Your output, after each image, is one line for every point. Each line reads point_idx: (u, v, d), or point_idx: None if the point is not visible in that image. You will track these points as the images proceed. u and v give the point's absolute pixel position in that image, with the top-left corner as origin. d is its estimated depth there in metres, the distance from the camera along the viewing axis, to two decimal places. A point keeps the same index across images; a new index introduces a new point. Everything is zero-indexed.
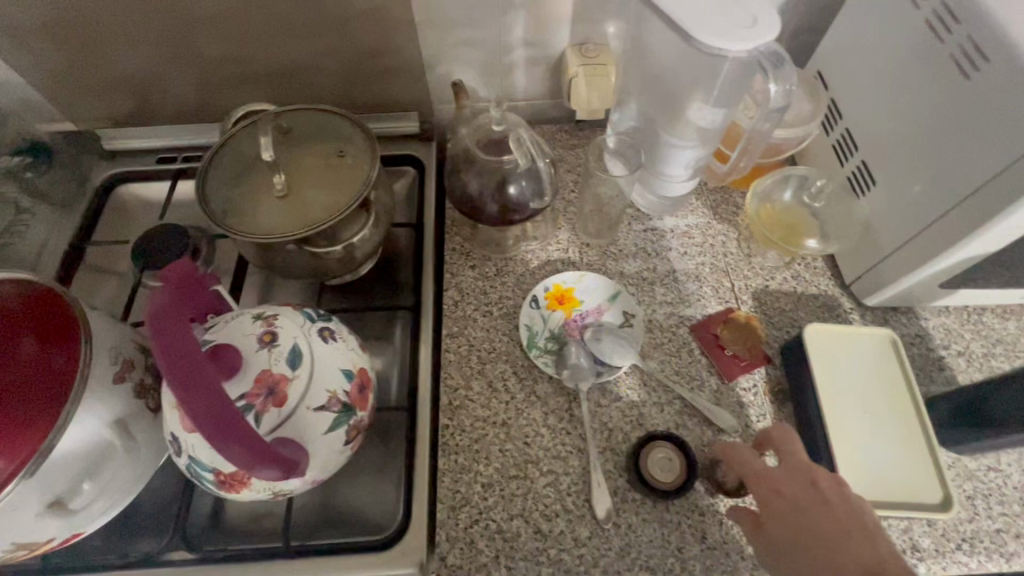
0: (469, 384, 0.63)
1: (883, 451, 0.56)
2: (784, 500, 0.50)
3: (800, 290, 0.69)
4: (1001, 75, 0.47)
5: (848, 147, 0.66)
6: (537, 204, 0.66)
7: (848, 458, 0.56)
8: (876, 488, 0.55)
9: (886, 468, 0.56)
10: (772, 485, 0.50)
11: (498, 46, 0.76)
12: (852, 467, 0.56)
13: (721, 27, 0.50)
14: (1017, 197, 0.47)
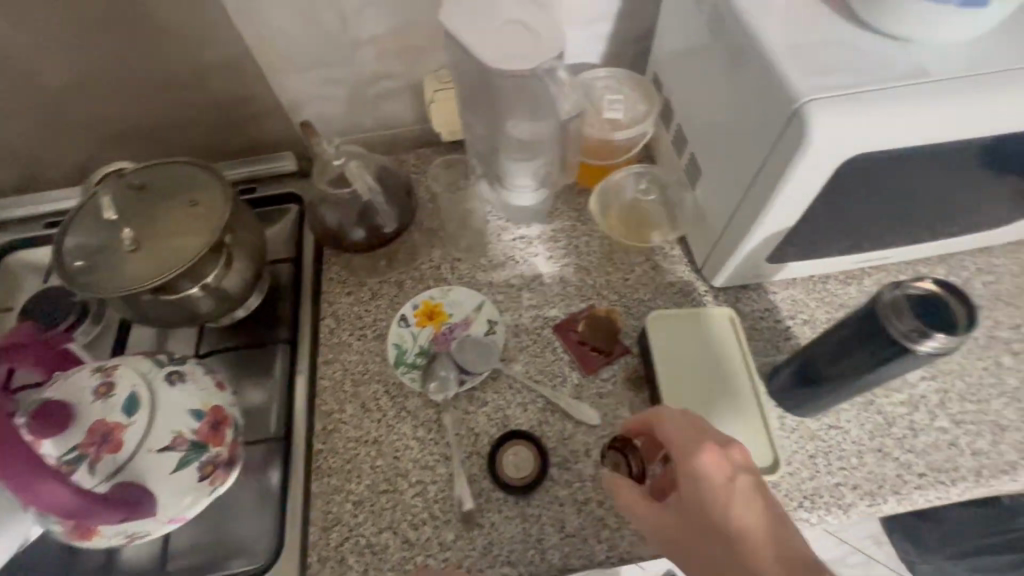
0: (343, 407, 0.66)
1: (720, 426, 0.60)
2: (697, 487, 0.45)
3: (659, 279, 0.73)
4: (753, 72, 0.51)
5: (681, 142, 0.70)
6: (387, 232, 0.69)
7: None
8: None
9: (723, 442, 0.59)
10: (697, 470, 0.46)
11: (358, 81, 0.79)
12: None
13: (504, 49, 0.54)
14: (776, 184, 0.52)
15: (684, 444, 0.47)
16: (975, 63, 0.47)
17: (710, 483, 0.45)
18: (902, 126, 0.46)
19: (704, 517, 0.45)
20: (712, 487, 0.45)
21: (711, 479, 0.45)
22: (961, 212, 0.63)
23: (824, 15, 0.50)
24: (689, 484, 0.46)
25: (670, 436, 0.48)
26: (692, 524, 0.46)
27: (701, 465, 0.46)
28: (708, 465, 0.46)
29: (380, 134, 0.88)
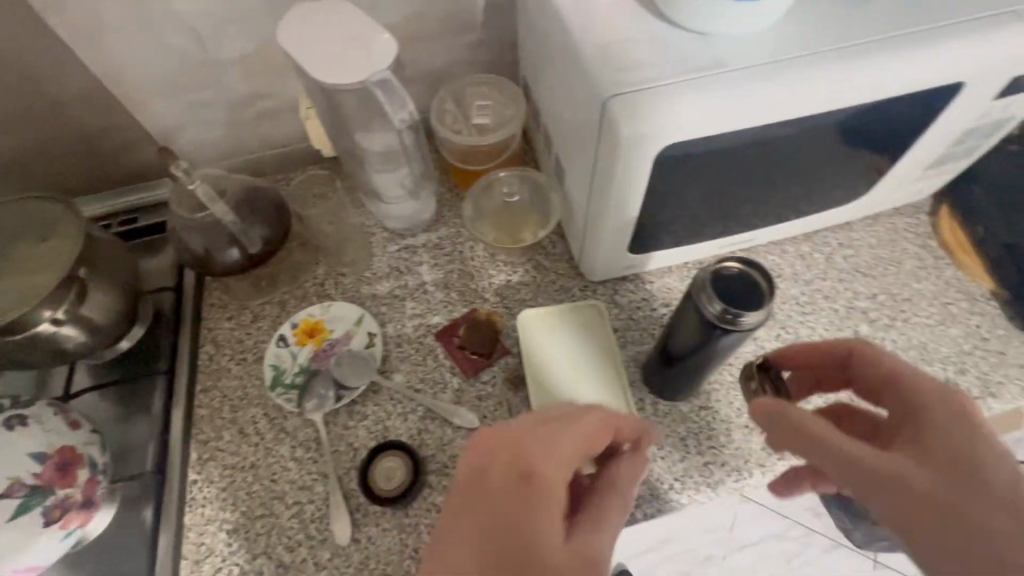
0: (219, 435, 0.65)
1: None
2: (954, 432, 0.37)
3: (540, 278, 0.73)
4: (577, 76, 0.54)
5: (548, 142, 0.71)
6: (252, 249, 0.67)
7: None
8: None
9: None
10: (956, 421, 0.38)
11: (232, 102, 0.77)
12: None
13: (335, 66, 0.55)
14: (606, 178, 0.54)
15: (944, 397, 0.39)
16: (770, 52, 0.51)
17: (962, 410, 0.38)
18: (707, 115, 0.49)
19: (947, 468, 0.35)
20: (958, 439, 0.37)
21: (984, 438, 0.36)
22: (808, 191, 0.66)
23: (639, 14, 0.54)
24: (942, 433, 0.37)
25: (910, 387, 0.41)
26: (919, 478, 0.35)
27: (948, 422, 0.38)
28: (961, 422, 0.38)
29: (266, 153, 0.85)
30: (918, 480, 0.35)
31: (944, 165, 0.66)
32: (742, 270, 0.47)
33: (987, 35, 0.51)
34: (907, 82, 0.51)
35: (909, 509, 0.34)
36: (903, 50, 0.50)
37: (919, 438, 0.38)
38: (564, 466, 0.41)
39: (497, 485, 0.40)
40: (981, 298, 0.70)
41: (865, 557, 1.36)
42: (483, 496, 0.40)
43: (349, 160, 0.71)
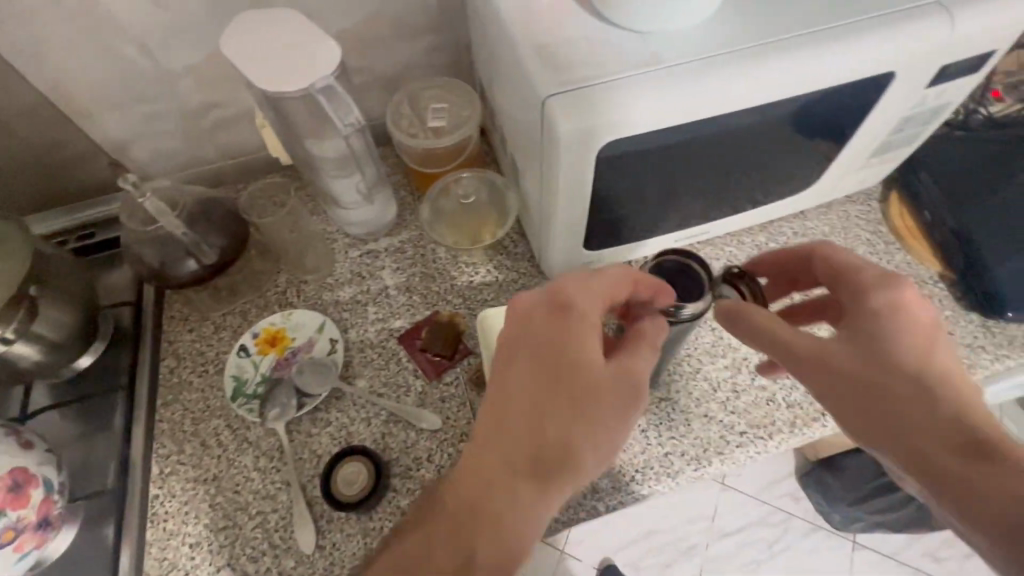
0: (181, 448, 0.65)
1: None
2: (888, 321, 0.45)
3: (502, 278, 0.74)
4: (522, 76, 0.54)
5: (504, 142, 0.72)
6: (208, 260, 0.67)
7: None
8: None
9: None
10: (887, 308, 0.45)
11: (186, 113, 0.76)
12: None
13: (278, 73, 0.55)
14: (553, 176, 0.55)
15: (881, 288, 0.46)
16: (706, 48, 0.52)
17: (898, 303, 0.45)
18: (645, 109, 0.50)
19: (874, 353, 0.44)
20: (881, 328, 0.44)
21: (906, 323, 0.44)
22: (758, 182, 0.67)
23: (579, 15, 0.55)
24: (871, 322, 0.45)
25: (858, 281, 0.47)
26: (851, 364, 0.44)
27: (877, 314, 0.45)
28: (889, 312, 0.45)
29: (226, 163, 0.85)
30: (846, 367, 0.44)
31: (887, 153, 0.68)
32: (681, 261, 0.49)
33: (915, 23, 0.52)
34: (840, 72, 0.53)
35: (838, 392, 0.44)
36: (835, 41, 0.52)
37: (855, 328, 0.46)
38: (593, 318, 0.46)
39: (538, 345, 0.45)
40: (929, 280, 0.72)
41: (845, 540, 1.35)
42: (525, 359, 0.45)
43: (304, 167, 0.71)
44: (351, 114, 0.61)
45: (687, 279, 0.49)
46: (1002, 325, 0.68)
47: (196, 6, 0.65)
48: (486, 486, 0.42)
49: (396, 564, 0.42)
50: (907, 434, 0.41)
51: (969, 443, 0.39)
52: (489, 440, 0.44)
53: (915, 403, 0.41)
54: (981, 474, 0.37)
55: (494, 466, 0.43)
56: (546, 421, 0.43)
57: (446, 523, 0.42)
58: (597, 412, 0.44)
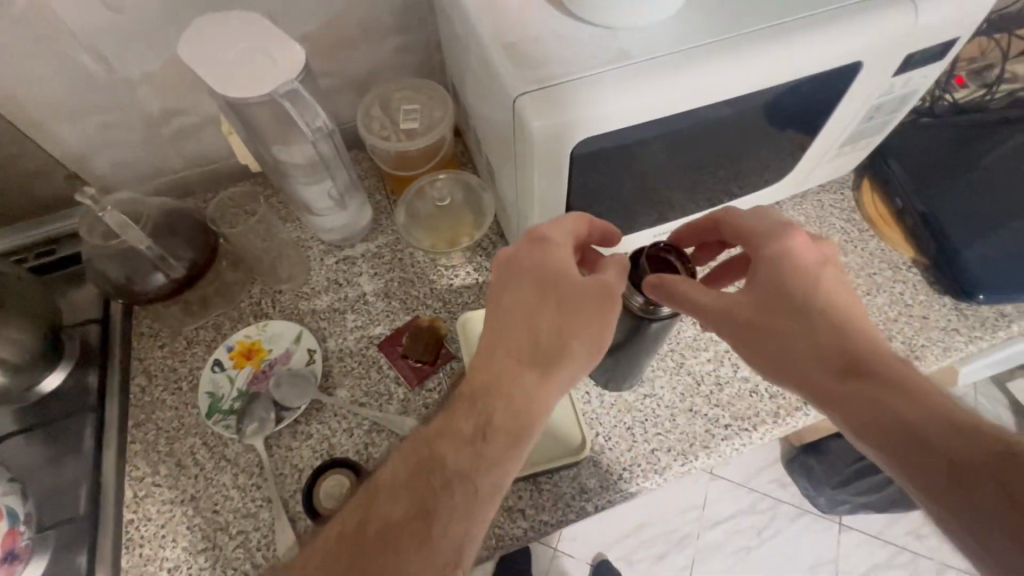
0: (155, 470, 0.62)
1: None
2: (781, 269, 0.46)
3: (481, 280, 0.73)
4: (492, 75, 0.54)
5: (478, 142, 0.71)
6: (177, 274, 0.65)
7: None
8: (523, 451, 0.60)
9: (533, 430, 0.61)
10: (778, 257, 0.47)
11: (148, 121, 0.74)
12: None
13: (238, 78, 0.53)
14: (529, 176, 0.54)
15: (771, 237, 0.48)
16: (675, 43, 0.52)
17: (792, 251, 0.47)
18: (616, 106, 0.50)
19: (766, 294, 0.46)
20: (775, 270, 0.46)
21: (798, 264, 0.46)
22: (734, 174, 0.67)
23: (547, 12, 0.55)
24: (765, 266, 0.47)
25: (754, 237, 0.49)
26: (750, 305, 0.46)
27: (774, 255, 0.47)
28: (782, 256, 0.47)
29: (194, 172, 0.82)
30: (745, 309, 0.46)
31: (858, 141, 0.68)
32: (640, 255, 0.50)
33: (880, 14, 0.52)
34: (809, 64, 0.53)
35: (739, 333, 0.46)
36: (802, 32, 0.52)
37: (753, 273, 0.48)
38: (573, 237, 0.49)
39: (526, 254, 0.47)
40: (902, 266, 0.73)
41: (831, 522, 1.38)
42: (510, 273, 0.47)
43: (273, 173, 0.69)
44: (319, 116, 0.59)
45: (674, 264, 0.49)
46: (975, 308, 0.69)
47: (152, 10, 0.62)
48: (492, 372, 0.43)
49: (419, 440, 0.41)
50: (798, 364, 0.43)
51: (854, 365, 0.42)
52: (487, 341, 0.45)
53: (806, 334, 0.43)
54: (861, 393, 0.40)
55: (497, 353, 0.43)
56: (542, 314, 0.44)
57: (461, 404, 0.42)
58: (594, 299, 0.44)
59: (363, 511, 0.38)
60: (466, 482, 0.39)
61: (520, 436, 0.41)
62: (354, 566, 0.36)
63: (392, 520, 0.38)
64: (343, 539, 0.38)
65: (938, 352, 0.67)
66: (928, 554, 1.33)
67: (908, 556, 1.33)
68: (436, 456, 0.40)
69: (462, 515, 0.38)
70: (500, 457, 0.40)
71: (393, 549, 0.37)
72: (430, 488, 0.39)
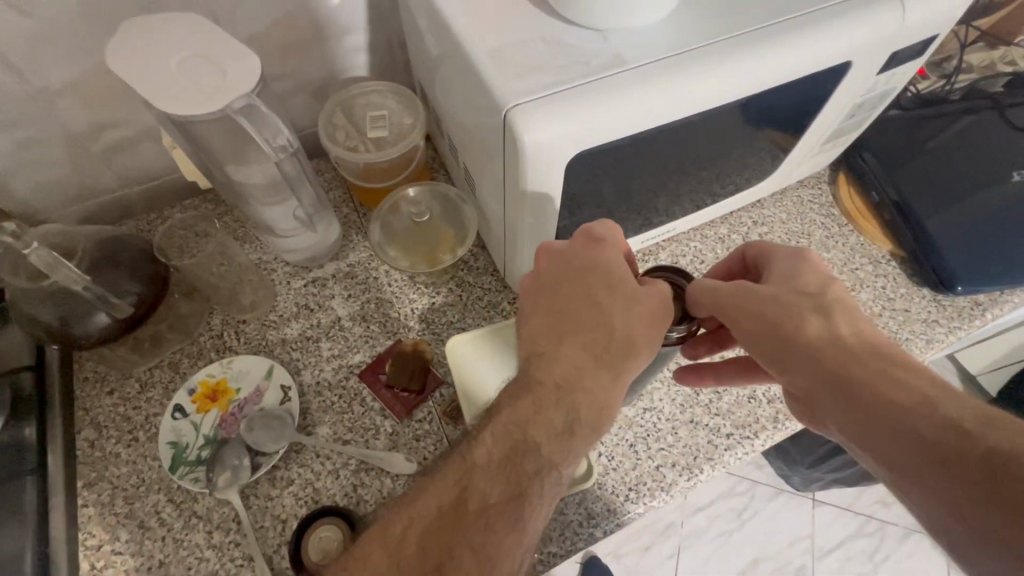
0: (115, 535, 0.56)
1: None
2: (798, 273, 0.45)
3: (465, 297, 0.68)
4: (475, 85, 0.49)
5: (454, 150, 0.66)
6: (124, 314, 0.57)
7: None
8: None
9: None
10: (791, 264, 0.46)
11: (73, 136, 0.64)
12: None
13: (182, 92, 0.46)
14: (520, 192, 0.50)
15: (783, 250, 0.47)
16: (665, 48, 0.49)
17: (808, 260, 0.46)
18: (613, 114, 0.47)
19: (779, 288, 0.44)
20: (791, 271, 0.45)
21: (811, 268, 0.45)
22: (721, 175, 0.66)
23: (528, 16, 0.51)
24: (778, 266, 0.46)
25: (767, 252, 0.48)
26: (767, 290, 0.44)
27: (789, 258, 0.46)
28: (796, 259, 0.46)
29: (132, 191, 0.73)
30: (756, 294, 0.43)
31: (839, 138, 0.68)
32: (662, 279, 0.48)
33: (871, 12, 0.51)
34: (804, 62, 0.51)
35: (749, 312, 0.43)
36: (797, 32, 0.50)
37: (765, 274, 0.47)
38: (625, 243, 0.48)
39: (584, 253, 0.46)
40: (883, 260, 0.74)
41: (806, 498, 1.42)
42: (570, 272, 0.45)
43: (228, 193, 0.62)
44: (279, 132, 0.53)
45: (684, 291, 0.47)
46: (953, 299, 0.71)
47: (70, 9, 0.54)
48: (569, 367, 0.41)
49: (510, 422, 0.39)
50: (808, 342, 0.40)
51: (861, 348, 0.40)
52: (552, 334, 0.43)
53: (814, 316, 0.42)
54: (871, 372, 0.38)
55: (572, 347, 0.42)
56: (608, 312, 0.43)
57: (546, 393, 0.40)
58: (661, 305, 0.43)
59: (461, 488, 0.38)
60: (553, 469, 0.39)
61: (598, 429, 0.41)
62: (455, 542, 0.36)
63: (488, 500, 0.37)
64: (440, 515, 0.37)
65: (923, 345, 0.69)
66: (895, 520, 1.40)
67: (877, 524, 1.40)
68: (529, 441, 0.39)
69: (549, 499, 0.39)
70: (582, 449, 0.40)
71: (489, 530, 0.36)
72: (522, 472, 0.38)
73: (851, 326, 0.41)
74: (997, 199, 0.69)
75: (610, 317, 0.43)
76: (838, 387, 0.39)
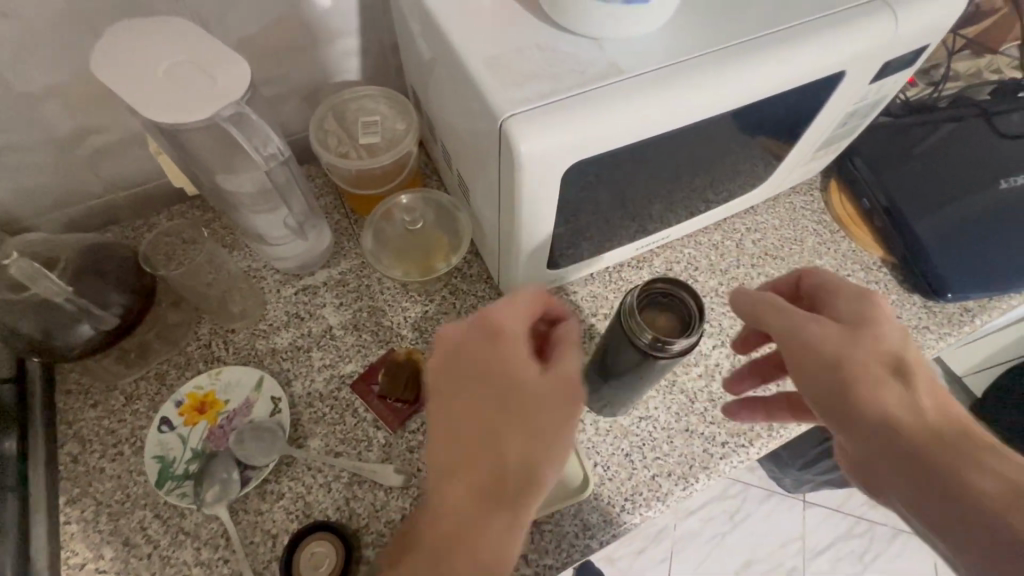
0: (100, 553, 0.55)
1: None
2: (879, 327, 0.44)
3: (459, 305, 0.67)
4: (470, 92, 0.49)
5: (447, 156, 0.65)
6: (108, 325, 0.56)
7: None
8: None
9: None
10: (871, 314, 0.45)
11: (56, 141, 0.63)
12: None
13: (170, 98, 0.45)
14: (516, 201, 0.50)
15: (855, 290, 0.47)
16: (660, 58, 0.49)
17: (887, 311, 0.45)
18: (610, 123, 0.46)
19: (861, 341, 0.43)
20: (868, 317, 0.44)
21: (891, 324, 0.44)
22: (715, 182, 0.65)
23: (523, 24, 0.51)
24: (850, 308, 0.45)
25: (842, 292, 0.47)
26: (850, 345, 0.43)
27: (863, 302, 0.45)
28: (868, 303, 0.45)
29: (117, 196, 0.71)
30: (839, 349, 0.43)
31: (830, 146, 0.68)
32: (659, 292, 0.47)
33: (864, 23, 0.51)
34: (798, 72, 0.51)
35: (820, 364, 0.43)
36: (792, 42, 0.50)
37: (835, 314, 0.46)
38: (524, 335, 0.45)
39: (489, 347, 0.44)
40: (874, 266, 0.75)
41: (797, 500, 1.43)
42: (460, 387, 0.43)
43: (216, 200, 0.61)
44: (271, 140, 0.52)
45: (682, 305, 0.47)
46: (943, 305, 0.72)
47: (51, 11, 0.52)
48: (452, 515, 0.38)
49: None
50: (887, 408, 0.40)
51: (940, 421, 0.40)
52: (440, 470, 0.40)
53: (894, 381, 0.41)
54: (954, 453, 0.38)
55: (457, 487, 0.39)
56: (497, 438, 0.40)
57: (423, 554, 0.38)
58: (566, 389, 0.43)
59: None
60: None
61: None
62: None
63: None
64: None
65: None
66: (884, 521, 1.41)
67: (866, 525, 1.41)
68: None
69: None
70: None
71: None
72: None
73: (920, 388, 0.42)
74: (985, 203, 0.69)
75: (494, 445, 0.40)
76: (913, 458, 0.39)
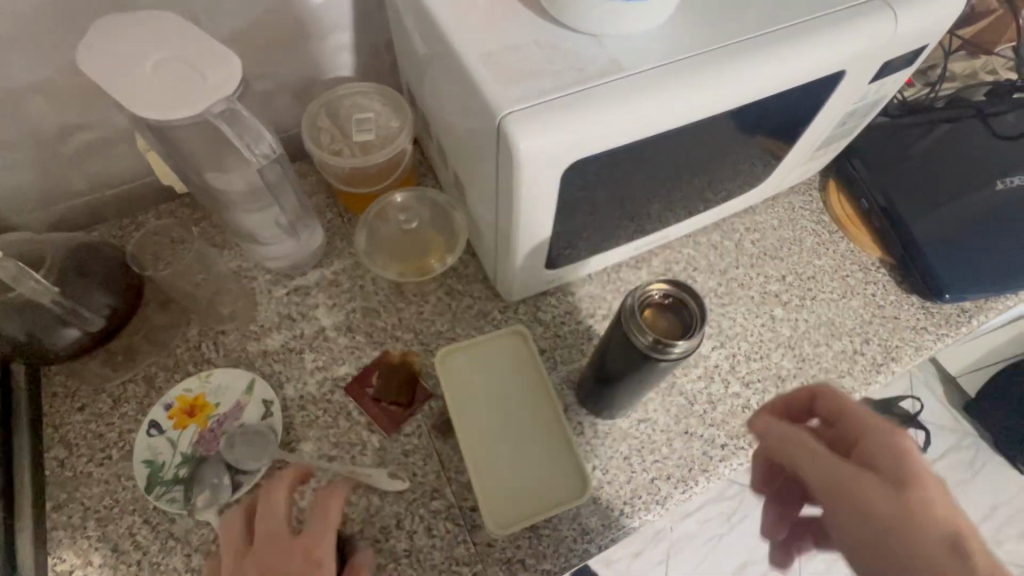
0: (87, 560, 0.53)
1: (529, 461, 0.57)
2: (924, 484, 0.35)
3: (455, 306, 0.66)
4: (466, 89, 0.48)
5: (443, 154, 0.64)
6: (94, 327, 0.55)
7: (503, 487, 0.56)
8: (521, 508, 0.55)
9: (532, 481, 0.56)
10: (906, 466, 0.36)
11: (41, 137, 0.61)
12: (507, 494, 0.56)
13: (158, 93, 0.44)
14: (513, 201, 0.49)
15: (890, 434, 0.38)
16: (660, 55, 0.48)
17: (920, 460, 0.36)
18: (610, 120, 0.45)
19: (906, 514, 0.34)
20: (914, 474, 0.36)
21: (924, 476, 0.36)
22: (714, 182, 0.65)
23: (520, 20, 0.50)
24: (888, 459, 0.37)
25: (865, 430, 0.39)
26: (887, 518, 0.35)
27: (900, 452, 0.37)
28: (907, 453, 0.37)
29: (104, 194, 0.70)
30: (867, 526, 0.35)
31: (829, 145, 0.68)
32: (659, 294, 0.47)
33: (865, 22, 0.51)
34: (799, 71, 0.50)
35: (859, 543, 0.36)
36: (794, 40, 0.50)
37: (868, 466, 0.37)
38: None
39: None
40: (872, 267, 0.74)
41: None
42: None
43: (207, 199, 0.60)
44: (264, 140, 0.51)
45: (680, 309, 0.46)
46: (940, 306, 0.72)
47: (35, 3, 0.51)
48: None
49: None
50: None
51: None
52: None
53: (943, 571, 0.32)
54: None
55: None
56: None
57: None
58: None
59: None
60: None
61: None
62: None
63: None
64: None
65: (911, 353, 0.69)
66: None
67: None
68: None
69: None
70: None
71: None
72: None
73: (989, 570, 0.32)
74: (983, 204, 0.69)
75: None
76: None
